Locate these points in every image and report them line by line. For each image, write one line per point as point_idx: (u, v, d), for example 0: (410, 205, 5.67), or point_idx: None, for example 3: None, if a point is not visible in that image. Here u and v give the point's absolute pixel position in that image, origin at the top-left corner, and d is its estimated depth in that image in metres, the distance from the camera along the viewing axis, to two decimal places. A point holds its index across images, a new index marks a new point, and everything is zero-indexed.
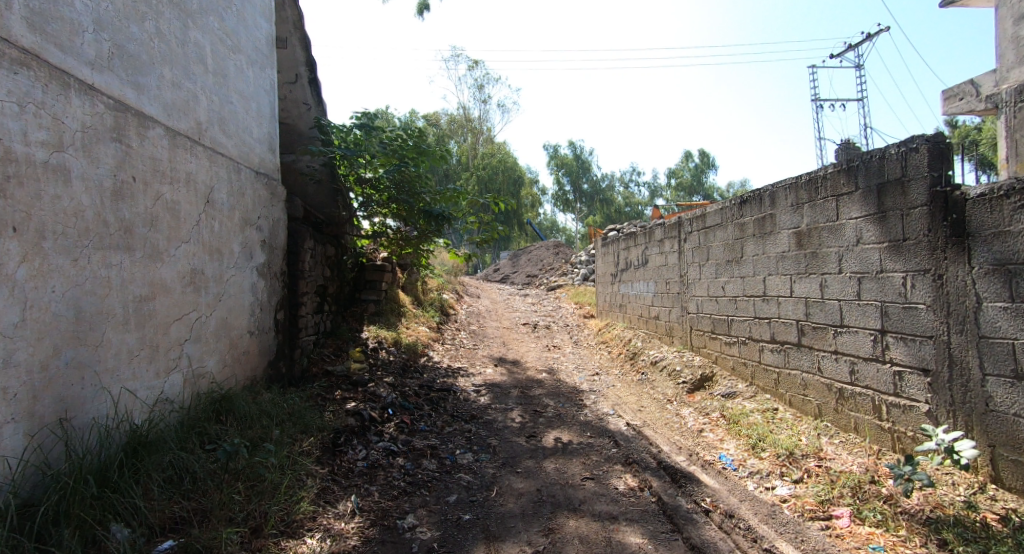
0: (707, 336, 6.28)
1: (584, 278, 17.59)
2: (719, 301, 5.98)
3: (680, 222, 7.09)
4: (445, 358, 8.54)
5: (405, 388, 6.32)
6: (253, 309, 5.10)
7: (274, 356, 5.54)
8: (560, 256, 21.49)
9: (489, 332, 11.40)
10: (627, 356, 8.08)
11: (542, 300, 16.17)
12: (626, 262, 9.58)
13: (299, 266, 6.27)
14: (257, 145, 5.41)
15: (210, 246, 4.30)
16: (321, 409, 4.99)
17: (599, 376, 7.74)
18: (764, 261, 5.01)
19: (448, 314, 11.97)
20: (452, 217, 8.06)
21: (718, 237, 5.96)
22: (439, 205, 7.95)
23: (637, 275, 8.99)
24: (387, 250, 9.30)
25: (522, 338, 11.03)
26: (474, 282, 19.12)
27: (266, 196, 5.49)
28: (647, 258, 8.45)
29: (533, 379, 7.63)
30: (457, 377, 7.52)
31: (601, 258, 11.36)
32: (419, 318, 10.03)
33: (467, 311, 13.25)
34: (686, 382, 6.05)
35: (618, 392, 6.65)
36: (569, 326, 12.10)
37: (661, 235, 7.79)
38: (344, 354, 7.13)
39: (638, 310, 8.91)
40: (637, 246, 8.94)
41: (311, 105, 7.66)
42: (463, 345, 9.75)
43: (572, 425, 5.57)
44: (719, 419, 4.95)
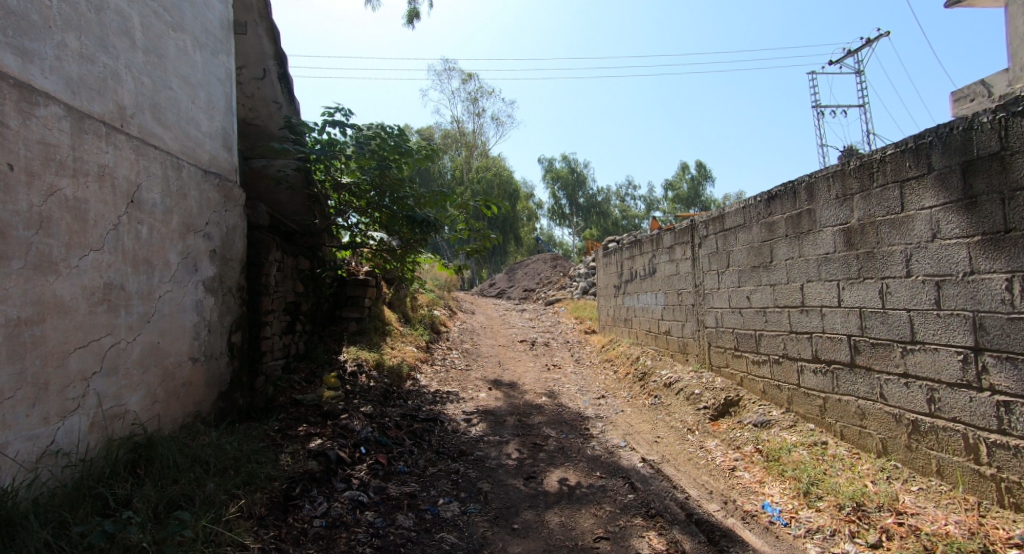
0: (730, 354, 5.51)
1: (584, 292, 16.83)
2: (743, 313, 5.22)
3: (693, 225, 6.35)
4: (435, 382, 7.75)
5: (384, 420, 5.52)
6: (199, 332, 4.32)
7: (227, 387, 4.75)
8: (558, 270, 20.75)
9: (484, 351, 10.60)
10: (636, 376, 7.29)
11: (540, 315, 15.40)
12: (631, 272, 8.82)
13: (262, 281, 5.50)
14: (206, 140, 4.60)
15: (134, 256, 3.52)
16: (277, 452, 4.20)
17: (605, 399, 6.94)
18: (801, 266, 4.25)
19: (440, 332, 11.17)
20: (439, 224, 7.30)
21: (740, 240, 5.21)
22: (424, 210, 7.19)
23: (643, 286, 8.22)
24: (371, 263, 8.53)
25: (520, 356, 10.23)
26: (469, 297, 18.33)
27: (218, 199, 4.69)
28: (655, 268, 7.69)
29: (532, 404, 6.84)
30: (447, 404, 6.72)
31: (603, 269, 10.60)
32: (407, 338, 9.24)
33: (461, 329, 12.45)
34: (707, 408, 5.28)
35: (629, 419, 5.87)
36: (570, 343, 11.30)
37: (671, 242, 7.03)
38: (318, 380, 6.34)
39: (646, 325, 8.13)
40: (643, 255, 8.19)
41: (281, 103, 6.95)
42: (456, 366, 8.95)
43: (577, 461, 4.79)
44: (753, 456, 4.17)
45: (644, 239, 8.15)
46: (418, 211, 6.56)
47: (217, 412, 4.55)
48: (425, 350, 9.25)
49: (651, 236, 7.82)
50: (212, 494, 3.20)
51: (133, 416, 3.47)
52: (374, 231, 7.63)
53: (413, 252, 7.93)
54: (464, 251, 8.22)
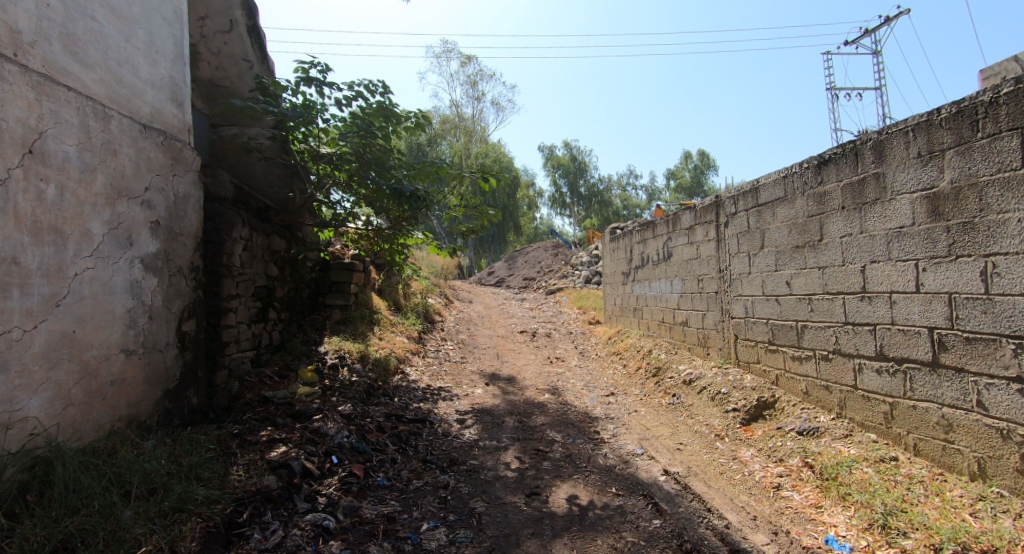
0: (764, 348, 4.80)
1: (586, 281, 16.11)
2: (782, 302, 4.49)
3: (717, 201, 5.61)
4: (426, 376, 7.02)
5: (365, 422, 4.80)
6: (135, 319, 3.58)
7: (177, 384, 4.03)
8: (559, 258, 20.03)
9: (481, 342, 9.88)
10: (649, 372, 6.58)
11: (540, 305, 14.68)
12: (642, 258, 8.08)
13: (225, 261, 4.76)
14: (146, 88, 3.82)
15: (33, 222, 2.82)
16: (228, 464, 3.47)
17: (614, 397, 6.23)
18: (865, 244, 3.50)
19: (434, 321, 10.44)
20: (431, 201, 6.56)
21: (782, 215, 4.46)
22: (413, 183, 6.42)
23: (656, 272, 7.50)
24: (357, 245, 7.80)
25: (519, 348, 9.52)
26: (466, 286, 17.59)
27: (162, 161, 3.93)
28: (670, 252, 6.96)
29: (533, 402, 6.13)
30: (439, 402, 6.01)
31: (609, 255, 9.87)
32: (397, 328, 8.51)
33: (457, 319, 11.72)
34: (737, 410, 4.56)
35: (644, 422, 5.15)
36: (573, 335, 10.58)
37: (690, 222, 6.29)
38: (292, 375, 5.61)
39: (659, 316, 7.41)
40: (656, 237, 7.46)
41: (253, 61, 6.24)
42: (450, 359, 8.24)
43: (588, 473, 4.08)
44: (802, 472, 3.45)
45: (657, 220, 7.41)
46: (405, 184, 5.80)
47: (162, 414, 3.83)
48: (417, 341, 8.52)
49: (665, 217, 7.09)
50: (124, 529, 2.52)
51: (31, 424, 2.75)
52: (360, 209, 6.89)
53: (403, 232, 7.21)
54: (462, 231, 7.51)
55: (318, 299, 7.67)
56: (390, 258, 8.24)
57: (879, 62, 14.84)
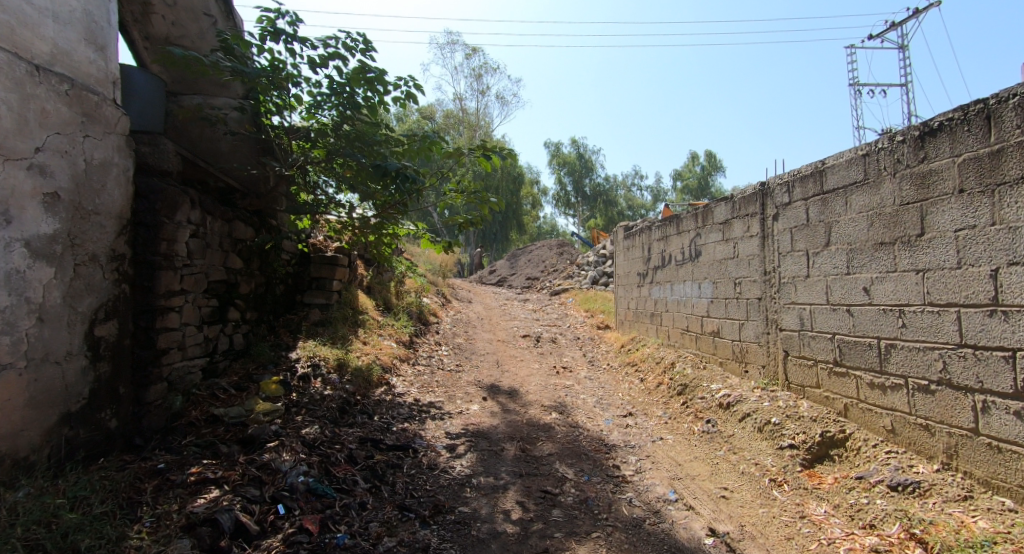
0: (827, 369, 3.89)
1: (593, 282, 15.35)
2: (858, 313, 3.59)
3: (765, 189, 4.70)
4: (414, 389, 6.12)
5: (331, 453, 3.89)
6: (14, 322, 2.75)
7: (85, 404, 3.13)
8: (564, 257, 19.14)
9: (480, 347, 8.97)
10: (672, 390, 5.66)
11: (544, 307, 13.79)
12: (662, 258, 7.17)
13: (163, 249, 3.86)
14: (44, 20, 2.96)
15: None
16: (127, 523, 2.60)
17: (632, 419, 5.32)
18: (1002, 239, 2.68)
19: (428, 323, 9.54)
20: (422, 185, 5.72)
21: (860, 204, 3.56)
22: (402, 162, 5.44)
23: (680, 273, 6.60)
24: (341, 234, 6.91)
25: (522, 355, 8.62)
26: (465, 285, 16.70)
27: (68, 116, 3.04)
28: (698, 250, 6.06)
29: (537, 424, 5.23)
30: (426, 422, 5.10)
31: (623, 255, 8.95)
32: (385, 331, 7.60)
33: (454, 321, 10.82)
34: (795, 448, 3.64)
35: (674, 455, 4.23)
36: (580, 341, 9.67)
37: (726, 216, 5.38)
38: (251, 387, 4.72)
39: (683, 324, 6.50)
40: (681, 234, 6.56)
41: (215, 17, 5.35)
42: (444, 367, 7.34)
43: (610, 530, 3.18)
44: (909, 550, 2.58)
45: (681, 214, 6.54)
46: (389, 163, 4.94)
47: (57, 446, 2.95)
48: (407, 346, 7.61)
49: (692, 209, 6.20)
50: None
51: None
52: (341, 192, 6.04)
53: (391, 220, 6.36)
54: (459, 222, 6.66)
55: (296, 296, 6.90)
56: (378, 251, 7.37)
57: (904, 58, 13.99)
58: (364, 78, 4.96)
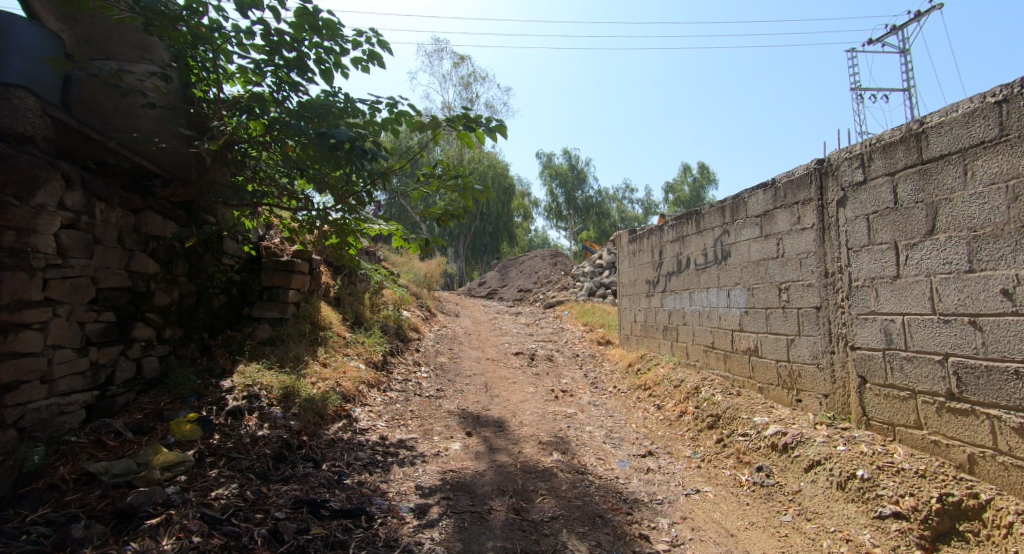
0: (933, 404, 2.82)
1: (590, 294, 14.38)
2: (992, 327, 2.58)
3: (819, 168, 3.64)
4: (381, 422, 4.99)
5: (242, 530, 2.78)
6: None
7: None
8: (559, 268, 18.13)
9: (466, 368, 7.84)
10: (701, 422, 4.57)
11: (538, 321, 12.72)
12: (679, 262, 6.09)
13: (9, 242, 2.92)
14: None
15: None
16: None
17: (654, 462, 4.23)
18: None
19: (408, 341, 8.41)
20: (388, 169, 4.61)
21: (991, 172, 2.59)
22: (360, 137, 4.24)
23: (700, 279, 5.55)
24: (296, 230, 5.82)
25: (515, 377, 7.51)
26: (453, 298, 15.57)
27: None
28: (726, 251, 5.01)
29: (534, 468, 4.12)
30: (391, 470, 3.95)
31: (627, 261, 7.92)
32: (352, 351, 6.45)
33: (439, 337, 9.68)
34: (903, 520, 2.59)
35: (719, 519, 3.15)
36: (580, 360, 8.57)
37: (765, 207, 4.33)
38: (156, 430, 3.66)
39: (707, 340, 5.39)
40: (701, 232, 5.53)
41: None
42: (422, 393, 6.19)
43: None
44: None
45: (701, 208, 5.49)
46: (340, 133, 3.82)
47: None
48: (378, 369, 6.45)
49: (717, 201, 5.15)
50: None
51: None
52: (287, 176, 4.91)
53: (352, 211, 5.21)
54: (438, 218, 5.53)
55: (243, 309, 5.82)
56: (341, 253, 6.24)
57: (906, 60, 13.45)
58: (313, 27, 3.89)
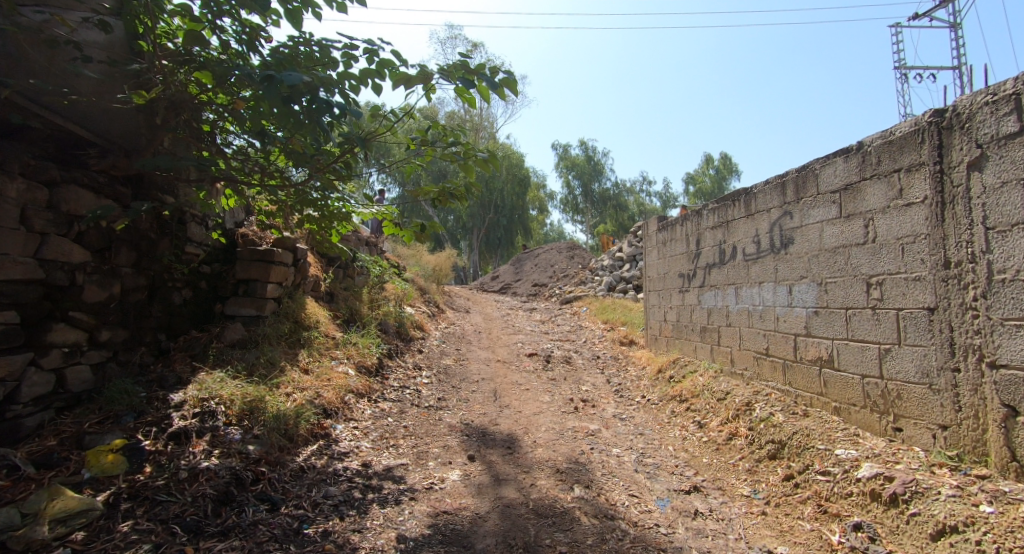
0: None
1: (609, 289, 13.49)
2: None
3: (930, 130, 2.79)
4: (366, 443, 4.15)
5: None
6: None
7: None
8: (576, 261, 17.23)
9: (474, 371, 7.00)
10: (758, 450, 3.67)
11: (554, 318, 11.86)
12: (722, 252, 5.20)
13: None
14: None
15: None
16: None
17: (703, 502, 3.34)
18: None
19: (409, 341, 7.58)
20: (371, 135, 3.72)
21: None
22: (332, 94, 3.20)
23: (751, 273, 4.65)
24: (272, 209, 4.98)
25: (528, 382, 6.65)
26: (463, 293, 14.75)
27: None
28: (787, 237, 4.10)
29: (550, 509, 3.27)
30: (368, 513, 3.12)
31: (656, 253, 7.04)
32: (342, 354, 5.64)
33: (445, 336, 8.85)
34: None
35: None
36: (602, 363, 7.69)
37: (844, 179, 3.43)
38: (69, 464, 2.88)
39: (761, 346, 4.50)
40: (752, 216, 4.63)
41: None
42: (420, 404, 5.35)
43: None
44: None
45: (753, 187, 4.59)
46: (297, 81, 2.94)
47: None
48: (371, 375, 5.63)
49: (774, 177, 4.25)
50: None
51: None
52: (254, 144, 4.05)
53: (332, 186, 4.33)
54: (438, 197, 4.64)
55: (214, 305, 5.03)
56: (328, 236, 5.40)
57: (957, 37, 12.37)
58: None
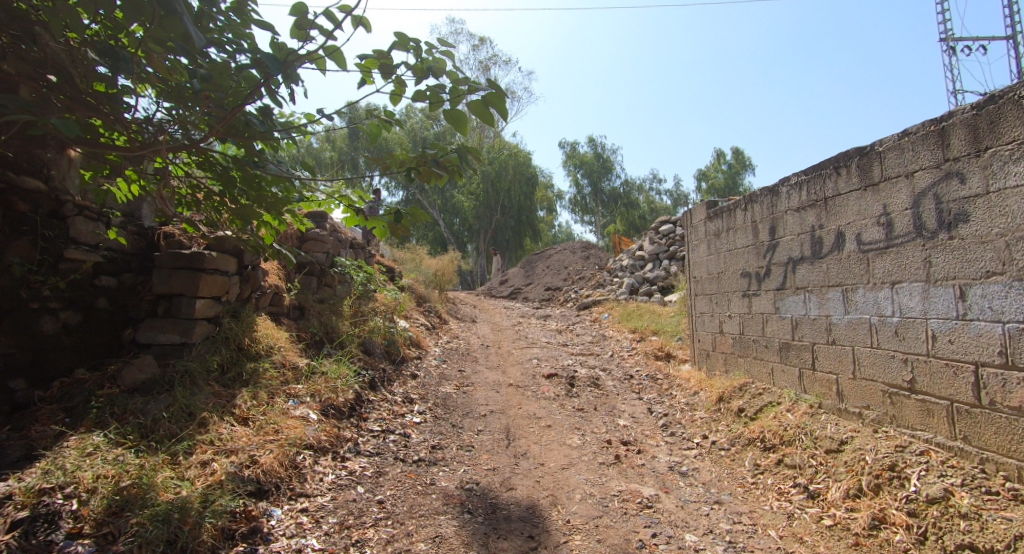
0: None
1: (631, 292, 12.08)
2: None
3: None
4: (318, 540, 2.75)
5: None
6: None
7: None
8: (592, 262, 15.81)
9: (480, 402, 5.61)
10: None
11: (572, 326, 10.45)
12: (819, 242, 3.78)
13: None
14: None
15: None
16: None
17: None
18: None
19: (401, 363, 6.20)
20: (294, 55, 2.26)
21: None
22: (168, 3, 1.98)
23: (875, 269, 3.23)
24: (195, 191, 3.56)
25: (550, 415, 5.25)
26: (469, 299, 13.35)
27: None
28: (953, 215, 2.70)
29: None
30: None
31: (707, 247, 5.60)
32: (302, 393, 4.25)
33: (447, 353, 7.45)
34: None
35: None
36: (637, 386, 6.27)
37: None
38: None
39: (898, 379, 3.05)
40: (875, 186, 3.21)
41: None
42: (407, 458, 3.96)
43: None
44: None
45: (878, 145, 3.17)
46: None
47: None
48: (341, 420, 4.24)
49: (923, 125, 2.86)
50: None
51: None
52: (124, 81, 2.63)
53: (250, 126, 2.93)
54: (416, 161, 3.43)
55: (122, 331, 3.69)
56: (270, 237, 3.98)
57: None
58: None
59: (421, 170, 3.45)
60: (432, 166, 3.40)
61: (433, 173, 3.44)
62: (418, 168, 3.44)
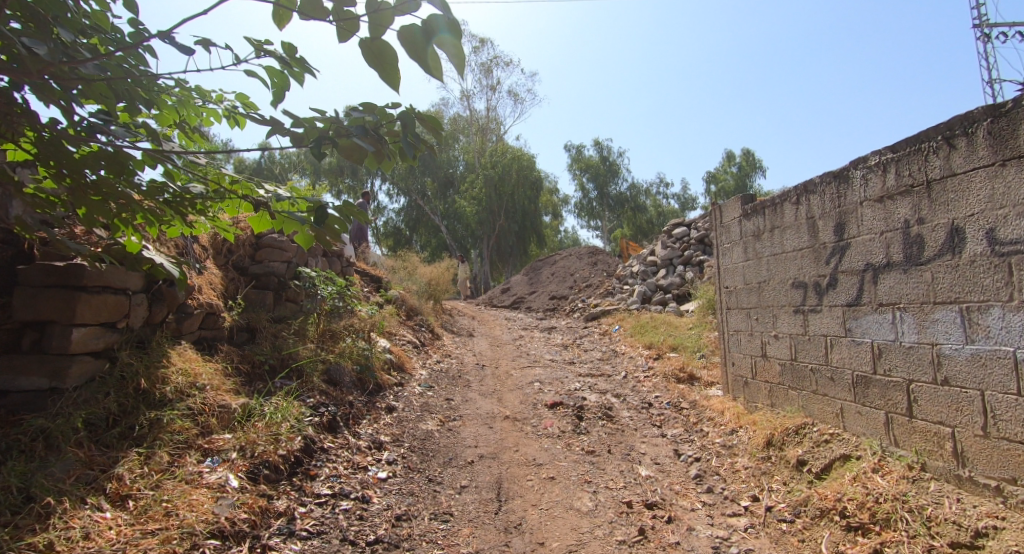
0: None
1: (643, 300, 11.05)
2: None
3: None
4: None
5: None
6: None
7: None
8: (600, 268, 14.79)
9: (468, 442, 4.59)
10: None
11: (580, 340, 9.42)
12: (917, 243, 2.74)
13: None
14: None
15: None
16: None
17: None
18: None
19: (376, 393, 5.19)
20: None
21: None
22: None
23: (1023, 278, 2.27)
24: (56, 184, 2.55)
25: (552, 462, 4.23)
26: (467, 310, 12.30)
27: None
28: None
29: None
30: None
31: (745, 251, 4.57)
32: (227, 447, 3.24)
33: (434, 377, 6.42)
34: None
35: None
36: (659, 418, 5.23)
37: None
38: None
39: None
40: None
41: None
42: (359, 540, 2.94)
43: None
44: None
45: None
46: None
47: None
48: (276, 483, 3.23)
49: None
50: None
51: None
52: None
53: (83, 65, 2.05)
54: (332, 129, 1.86)
55: None
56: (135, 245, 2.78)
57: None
58: None
59: (340, 147, 1.84)
60: (355, 135, 1.79)
61: (362, 155, 1.83)
62: (336, 141, 1.84)
